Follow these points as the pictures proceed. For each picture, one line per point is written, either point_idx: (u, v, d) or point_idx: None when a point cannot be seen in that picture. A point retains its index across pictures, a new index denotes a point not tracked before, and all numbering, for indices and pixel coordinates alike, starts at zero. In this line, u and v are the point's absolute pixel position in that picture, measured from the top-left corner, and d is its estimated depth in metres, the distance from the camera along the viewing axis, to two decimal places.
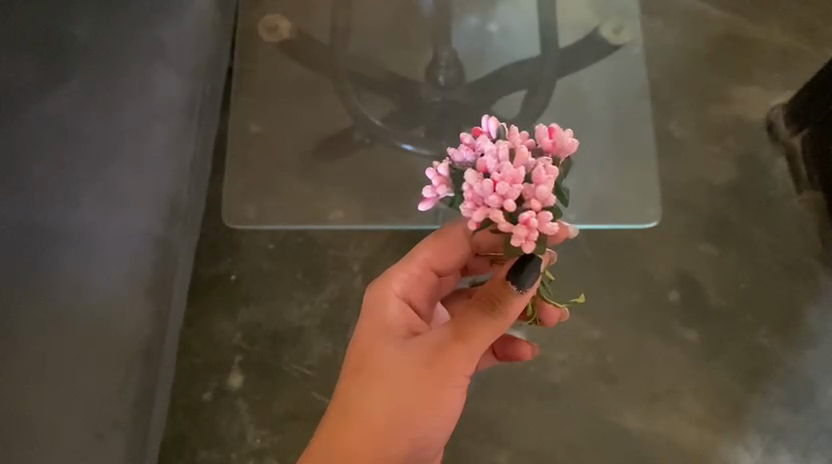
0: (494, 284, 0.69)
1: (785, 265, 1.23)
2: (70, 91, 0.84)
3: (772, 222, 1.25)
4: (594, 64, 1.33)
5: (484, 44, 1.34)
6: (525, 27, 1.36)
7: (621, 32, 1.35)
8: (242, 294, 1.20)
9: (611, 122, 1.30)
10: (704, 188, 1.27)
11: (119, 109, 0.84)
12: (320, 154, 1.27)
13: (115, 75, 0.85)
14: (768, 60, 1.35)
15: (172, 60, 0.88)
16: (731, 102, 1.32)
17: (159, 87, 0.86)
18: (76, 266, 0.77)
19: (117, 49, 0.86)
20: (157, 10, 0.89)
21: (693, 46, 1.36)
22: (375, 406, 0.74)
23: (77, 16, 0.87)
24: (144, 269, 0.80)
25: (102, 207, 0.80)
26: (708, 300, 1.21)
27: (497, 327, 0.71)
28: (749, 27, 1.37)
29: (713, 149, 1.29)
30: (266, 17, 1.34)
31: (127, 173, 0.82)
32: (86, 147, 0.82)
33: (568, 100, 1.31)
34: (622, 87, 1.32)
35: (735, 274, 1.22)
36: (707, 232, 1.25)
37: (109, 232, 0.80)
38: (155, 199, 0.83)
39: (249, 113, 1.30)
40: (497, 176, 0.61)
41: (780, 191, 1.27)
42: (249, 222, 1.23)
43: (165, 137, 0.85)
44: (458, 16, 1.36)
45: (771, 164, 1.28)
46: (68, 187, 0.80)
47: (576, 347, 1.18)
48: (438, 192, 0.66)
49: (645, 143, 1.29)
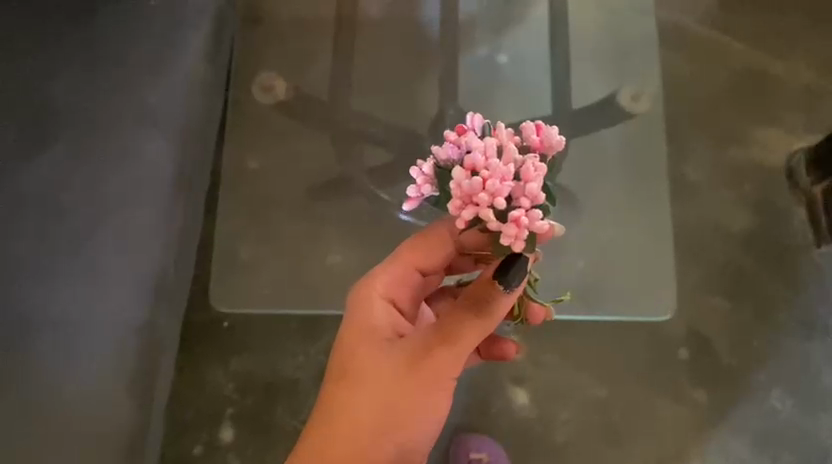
0: (481, 283, 0.66)
1: (800, 322, 1.17)
2: (47, 161, 0.78)
3: (788, 276, 1.19)
4: (607, 138, 1.25)
5: (494, 77, 1.28)
6: (538, 64, 1.29)
7: (639, 99, 1.27)
8: (236, 341, 1.16)
9: (621, 203, 1.22)
10: (719, 237, 1.21)
11: (101, 183, 0.79)
12: (317, 194, 1.21)
13: (96, 143, 0.80)
14: (791, 99, 1.27)
15: (161, 126, 0.82)
16: (751, 145, 1.25)
17: (144, 157, 0.81)
18: (55, 358, 0.73)
19: (98, 114, 0.80)
20: (143, 68, 0.83)
21: (713, 81, 1.28)
22: (364, 408, 0.69)
23: (54, 74, 0.81)
24: (130, 360, 0.76)
25: (84, 292, 0.75)
26: (719, 358, 1.16)
27: (484, 327, 0.67)
28: (772, 62, 1.29)
29: (729, 195, 1.22)
30: (263, 75, 1.27)
31: (109, 255, 0.77)
32: (68, 225, 0.77)
33: (578, 180, 1.23)
34: (637, 162, 1.24)
35: (747, 330, 1.17)
36: (721, 285, 1.19)
37: (88, 322, 0.75)
38: (139, 284, 0.78)
39: (244, 147, 1.24)
40: (487, 174, 0.57)
41: (798, 242, 1.21)
42: (242, 265, 1.19)
43: (154, 212, 0.80)
44: (465, 46, 1.29)
45: (790, 212, 1.22)
46: (45, 272, 0.75)
47: (581, 405, 1.14)
48: (423, 191, 0.63)
49: (661, 222, 1.21)
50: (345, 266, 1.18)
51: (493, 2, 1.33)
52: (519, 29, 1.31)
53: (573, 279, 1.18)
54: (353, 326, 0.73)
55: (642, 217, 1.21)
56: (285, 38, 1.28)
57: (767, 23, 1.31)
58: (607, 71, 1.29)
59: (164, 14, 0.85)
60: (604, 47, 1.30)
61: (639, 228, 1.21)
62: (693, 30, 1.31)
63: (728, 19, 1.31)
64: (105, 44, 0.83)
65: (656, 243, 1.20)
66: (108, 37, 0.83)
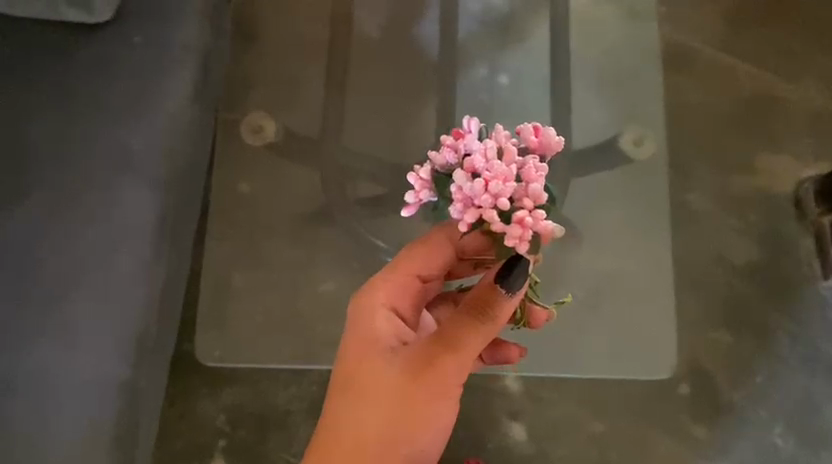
0: (482, 288, 0.65)
1: (803, 356, 1.15)
2: (23, 212, 0.76)
3: (792, 309, 1.17)
4: (604, 189, 1.21)
5: (493, 98, 1.23)
6: (539, 87, 1.24)
7: (642, 144, 1.23)
8: (228, 369, 1.13)
9: (616, 258, 1.18)
10: (720, 268, 1.18)
11: (80, 233, 0.76)
12: (313, 220, 1.18)
13: (75, 191, 0.77)
14: (799, 124, 1.24)
15: (142, 170, 0.80)
16: (756, 172, 1.22)
17: (125, 205, 0.78)
18: (28, 417, 0.71)
19: (77, 160, 0.78)
20: (125, 111, 0.80)
21: (719, 105, 1.25)
22: (370, 420, 0.70)
23: (33, 119, 0.79)
24: (107, 417, 0.74)
25: (58, 348, 0.73)
26: (720, 393, 1.13)
27: (487, 332, 0.67)
28: (779, 84, 1.25)
29: (731, 224, 1.20)
30: (253, 114, 1.22)
31: (88, 311, 0.74)
32: (42, 276, 0.74)
33: (573, 234, 1.19)
34: (634, 214, 1.20)
35: (749, 364, 1.14)
36: (723, 317, 1.16)
37: (65, 380, 0.73)
38: (120, 339, 0.75)
39: (237, 167, 1.20)
40: (488, 176, 0.60)
41: (802, 274, 1.18)
42: (238, 292, 1.16)
43: (133, 261, 0.77)
44: (464, 64, 1.25)
45: (795, 242, 1.19)
46: (19, 326, 0.73)
47: (577, 440, 1.12)
48: (421, 196, 0.65)
49: (662, 270, 1.18)
50: (339, 295, 1.15)
51: (493, 18, 1.27)
52: (521, 47, 1.26)
53: (564, 338, 1.15)
54: (356, 338, 0.72)
55: (642, 266, 1.18)
56: (279, 57, 1.26)
57: (776, 43, 1.27)
58: (609, 112, 1.25)
59: (148, 52, 0.83)
60: (610, 85, 1.26)
61: (640, 278, 1.17)
62: (699, 50, 1.27)
63: (736, 39, 1.27)
64: (85, 86, 0.81)
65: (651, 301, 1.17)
66: (89, 78, 0.81)
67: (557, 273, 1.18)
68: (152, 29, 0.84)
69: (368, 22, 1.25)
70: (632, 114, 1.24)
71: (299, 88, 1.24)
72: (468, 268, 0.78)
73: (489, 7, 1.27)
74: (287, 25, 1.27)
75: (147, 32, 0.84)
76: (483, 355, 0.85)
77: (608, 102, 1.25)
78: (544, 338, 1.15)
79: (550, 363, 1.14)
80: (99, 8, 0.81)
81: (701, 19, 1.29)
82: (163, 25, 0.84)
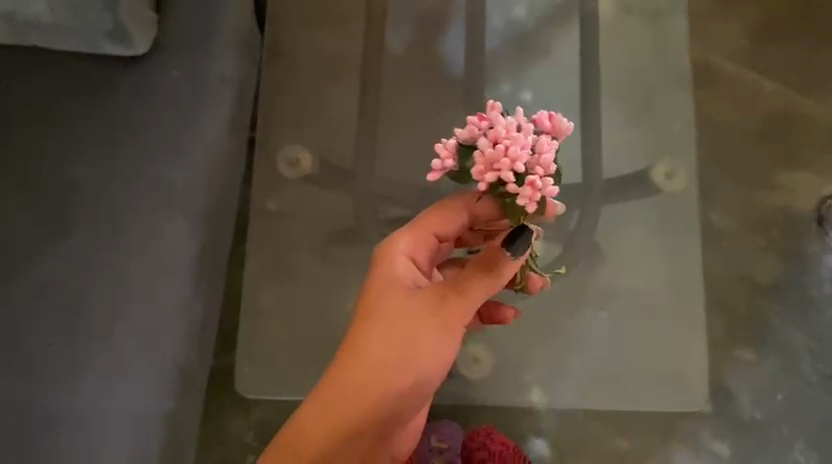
0: (490, 248, 0.72)
1: (825, 374, 1.16)
2: (69, 251, 0.79)
3: (815, 327, 1.17)
4: (634, 223, 1.19)
5: (519, 116, 1.21)
6: (564, 104, 1.21)
7: (674, 177, 1.21)
8: (260, 384, 1.13)
9: (646, 294, 1.17)
10: (744, 287, 1.19)
11: (122, 270, 0.79)
12: (340, 242, 1.16)
13: (118, 229, 0.80)
14: (823, 141, 1.24)
15: (180, 206, 0.81)
16: (780, 190, 1.22)
17: (166, 242, 0.80)
18: (80, 447, 0.76)
19: (120, 198, 0.80)
20: (164, 148, 0.82)
21: (743, 122, 1.25)
22: (388, 344, 0.71)
23: (75, 156, 0.81)
24: (151, 448, 0.77)
25: (105, 382, 0.77)
26: (742, 411, 1.15)
27: (492, 287, 0.73)
28: (804, 101, 1.26)
29: (754, 243, 1.21)
30: (288, 145, 1.19)
31: (133, 351, 0.78)
32: (89, 312, 0.78)
33: (601, 271, 1.18)
34: (663, 247, 1.19)
35: (772, 383, 1.15)
36: (745, 336, 1.17)
37: (114, 416, 0.77)
38: (163, 376, 0.79)
39: (266, 186, 1.18)
40: (508, 142, 0.65)
41: (825, 292, 1.19)
42: (265, 311, 1.15)
43: (173, 298, 0.80)
44: (489, 78, 1.23)
45: (818, 261, 1.20)
46: (69, 361, 0.77)
47: (600, 457, 1.13)
48: (446, 163, 0.68)
49: (692, 306, 1.17)
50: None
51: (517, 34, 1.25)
52: (547, 60, 1.23)
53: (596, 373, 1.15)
54: (380, 273, 0.75)
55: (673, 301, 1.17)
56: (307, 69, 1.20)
57: (801, 58, 1.27)
58: (646, 139, 1.22)
59: (186, 86, 0.83)
60: (636, 105, 1.24)
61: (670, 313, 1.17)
62: (723, 66, 1.27)
63: (760, 55, 1.27)
64: (125, 122, 0.82)
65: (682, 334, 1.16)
66: (128, 114, 0.82)
67: (585, 310, 1.16)
68: (189, 61, 0.84)
69: (393, 39, 1.23)
70: (665, 139, 1.22)
71: (329, 109, 1.19)
72: (478, 239, 0.82)
73: (513, 21, 1.25)
74: (312, 37, 1.21)
75: (184, 65, 0.84)
76: (480, 312, 0.89)
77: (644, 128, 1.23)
78: (574, 373, 1.15)
79: (581, 398, 1.14)
80: (136, 42, 0.81)
81: (725, 34, 1.28)
82: (199, 57, 0.84)
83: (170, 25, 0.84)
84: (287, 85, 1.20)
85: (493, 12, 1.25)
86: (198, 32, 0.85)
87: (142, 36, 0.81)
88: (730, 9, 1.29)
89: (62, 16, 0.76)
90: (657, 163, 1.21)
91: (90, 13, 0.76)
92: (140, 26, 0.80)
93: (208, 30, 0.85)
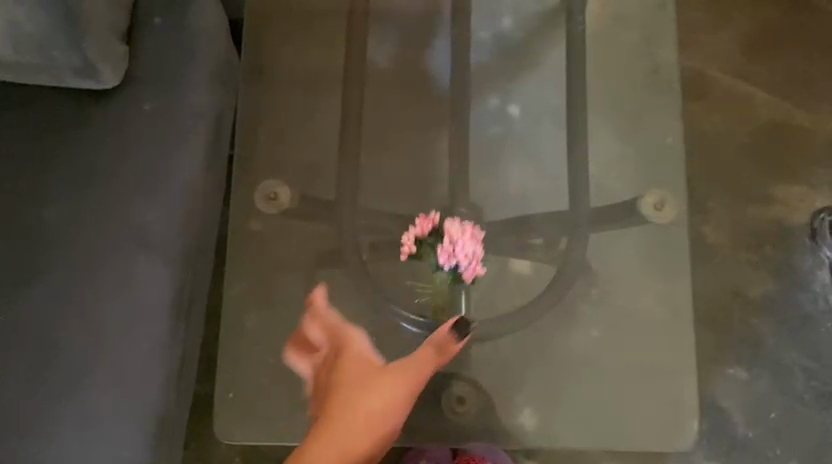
0: (441, 335, 0.91)
1: (819, 392, 1.14)
2: (42, 292, 0.80)
3: (809, 344, 1.16)
4: (628, 238, 1.07)
5: (507, 134, 1.13)
6: (552, 119, 1.14)
7: (663, 207, 1.07)
8: (239, 419, 1.03)
9: (644, 315, 1.05)
10: (736, 304, 1.17)
11: (99, 315, 0.80)
12: (327, 265, 1.05)
13: (93, 268, 0.80)
14: (816, 153, 1.22)
15: (156, 248, 0.82)
16: (773, 203, 1.20)
17: (142, 284, 0.81)
18: None
19: (94, 237, 0.81)
20: (138, 185, 0.82)
21: (735, 134, 1.23)
22: (367, 405, 0.88)
23: (48, 196, 0.82)
24: None
25: (82, 427, 0.78)
26: (736, 430, 1.13)
27: (441, 361, 0.91)
28: (797, 112, 1.24)
29: (747, 258, 1.19)
30: (267, 181, 1.06)
31: (111, 392, 0.79)
32: (65, 357, 0.79)
33: (592, 291, 1.06)
34: (661, 264, 1.07)
35: (766, 402, 1.14)
36: (738, 353, 1.15)
37: (94, 458, 0.78)
38: (142, 417, 0.80)
39: (248, 207, 1.05)
40: (462, 234, 0.91)
41: (819, 307, 1.17)
42: (249, 336, 1.04)
43: (152, 342, 0.81)
44: (476, 93, 1.14)
45: (811, 276, 1.18)
46: (47, 407, 0.78)
47: None
48: (409, 247, 0.95)
49: (684, 337, 1.05)
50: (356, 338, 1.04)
51: (506, 40, 1.17)
52: (535, 73, 1.15)
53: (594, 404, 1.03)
54: (348, 357, 0.93)
55: (666, 331, 1.05)
56: (289, 80, 1.09)
57: (793, 69, 1.25)
58: (641, 157, 1.10)
59: (161, 121, 0.83)
60: (629, 118, 1.11)
61: (662, 345, 1.05)
62: (716, 78, 1.25)
63: (753, 66, 1.25)
64: (98, 158, 0.82)
65: (686, 360, 1.04)
66: (101, 150, 0.82)
67: (577, 333, 1.05)
68: (162, 95, 0.84)
69: (377, 52, 1.14)
70: (661, 155, 1.10)
71: (311, 132, 1.09)
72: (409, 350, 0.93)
73: (500, 32, 1.17)
74: (292, 53, 1.11)
75: (157, 98, 0.84)
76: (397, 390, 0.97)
77: (639, 145, 1.10)
78: (571, 407, 1.03)
79: (572, 438, 1.02)
80: (106, 77, 0.80)
81: (718, 45, 1.26)
82: (174, 91, 0.84)
83: (143, 58, 0.84)
84: (268, 106, 1.08)
85: (481, 25, 1.17)
86: (172, 65, 0.84)
87: (113, 69, 0.80)
88: (719, 19, 1.27)
89: (27, 53, 0.76)
90: (649, 192, 1.08)
91: (55, 50, 0.75)
92: (109, 60, 0.79)
93: (182, 63, 0.84)
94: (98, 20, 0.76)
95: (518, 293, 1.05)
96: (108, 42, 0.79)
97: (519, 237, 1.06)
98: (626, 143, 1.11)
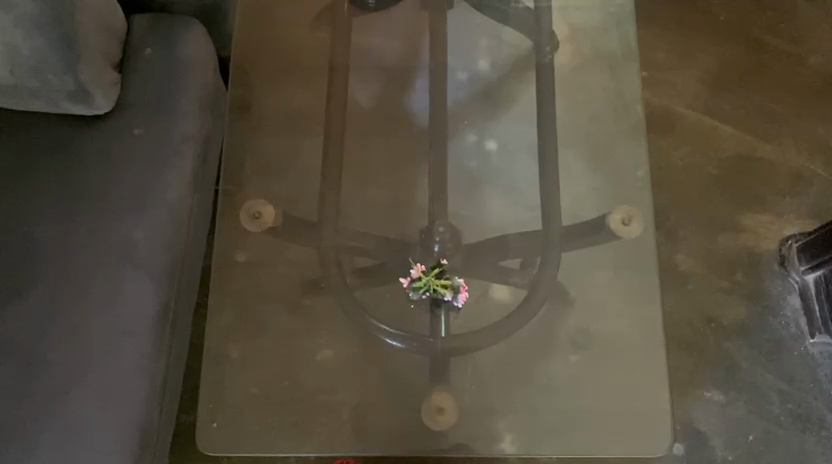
0: None
1: (795, 414, 1.16)
2: (32, 305, 0.83)
3: (781, 367, 1.18)
4: (600, 266, 1.09)
5: (484, 168, 1.19)
6: (526, 153, 1.20)
7: (631, 223, 1.08)
8: (226, 443, 0.98)
9: (620, 340, 1.07)
10: (707, 326, 1.20)
11: (87, 327, 0.83)
12: (311, 290, 1.07)
13: (81, 282, 0.84)
14: (780, 183, 1.28)
15: (142, 264, 0.86)
16: (743, 232, 1.25)
17: (128, 301, 0.84)
18: None
19: (84, 256, 0.85)
20: (126, 207, 0.87)
21: (703, 166, 1.28)
22: None
23: (41, 216, 0.86)
24: None
25: (63, 435, 0.79)
26: (715, 453, 1.14)
27: None
28: (760, 145, 1.30)
29: (719, 283, 1.22)
30: (250, 202, 1.05)
31: (95, 403, 0.81)
32: (52, 365, 0.81)
33: (569, 323, 1.09)
34: (632, 285, 1.09)
35: (743, 425, 1.15)
36: (714, 377, 1.18)
37: None
38: (123, 429, 0.81)
39: (237, 233, 1.03)
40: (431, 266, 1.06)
41: (791, 331, 1.20)
42: (234, 364, 1.03)
43: (135, 354, 0.83)
44: (453, 130, 1.19)
45: (782, 301, 1.22)
46: (29, 416, 0.79)
47: None
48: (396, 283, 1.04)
49: (655, 359, 1.05)
50: (340, 364, 1.08)
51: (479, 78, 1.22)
52: (510, 114, 1.21)
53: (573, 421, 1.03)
54: None
55: (639, 355, 1.06)
56: (274, 113, 1.12)
57: (754, 105, 1.32)
58: (613, 187, 1.14)
59: (148, 144, 0.89)
60: (601, 151, 1.18)
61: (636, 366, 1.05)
62: (682, 114, 1.31)
63: (716, 103, 1.32)
64: (90, 179, 0.87)
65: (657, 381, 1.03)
66: (93, 174, 0.87)
67: (556, 359, 1.07)
68: (152, 121, 0.89)
69: (359, 91, 1.17)
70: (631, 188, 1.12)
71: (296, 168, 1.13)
72: None
73: (475, 75, 1.22)
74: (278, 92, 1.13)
75: (147, 124, 0.89)
76: None
77: (610, 177, 1.15)
78: (553, 426, 1.02)
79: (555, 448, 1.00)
80: (98, 101, 0.85)
81: (682, 84, 1.33)
82: (162, 117, 0.89)
83: (134, 88, 0.90)
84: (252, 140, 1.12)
85: (457, 68, 1.22)
86: (162, 94, 0.90)
87: (104, 94, 0.85)
88: (685, 61, 1.35)
89: (24, 77, 0.80)
90: (616, 208, 1.10)
91: (51, 73, 0.80)
92: (101, 86, 0.84)
93: (171, 92, 0.90)
94: (88, 46, 0.81)
95: (497, 315, 1.06)
96: (98, 68, 0.84)
97: (497, 264, 1.07)
98: (598, 177, 1.17)
